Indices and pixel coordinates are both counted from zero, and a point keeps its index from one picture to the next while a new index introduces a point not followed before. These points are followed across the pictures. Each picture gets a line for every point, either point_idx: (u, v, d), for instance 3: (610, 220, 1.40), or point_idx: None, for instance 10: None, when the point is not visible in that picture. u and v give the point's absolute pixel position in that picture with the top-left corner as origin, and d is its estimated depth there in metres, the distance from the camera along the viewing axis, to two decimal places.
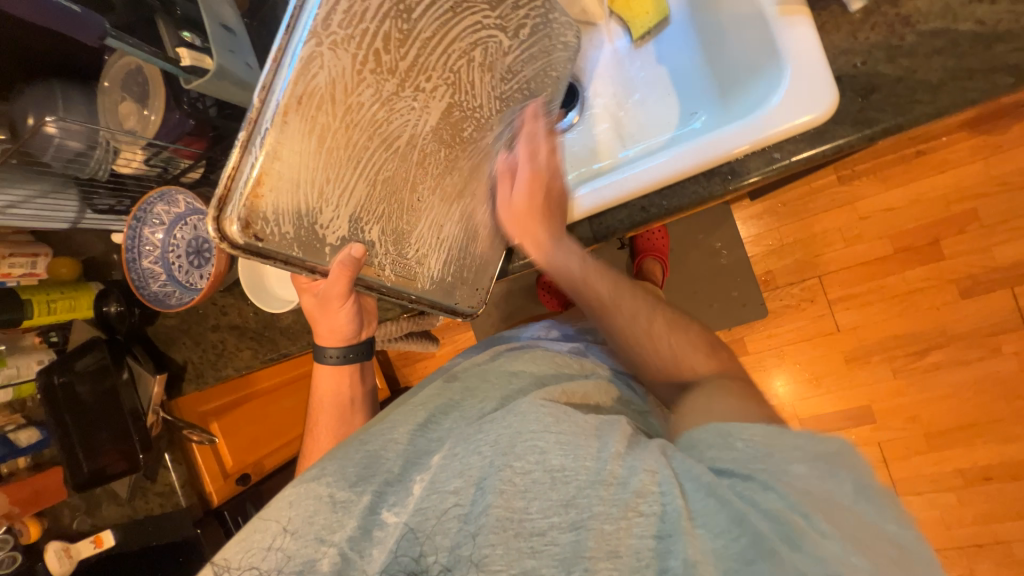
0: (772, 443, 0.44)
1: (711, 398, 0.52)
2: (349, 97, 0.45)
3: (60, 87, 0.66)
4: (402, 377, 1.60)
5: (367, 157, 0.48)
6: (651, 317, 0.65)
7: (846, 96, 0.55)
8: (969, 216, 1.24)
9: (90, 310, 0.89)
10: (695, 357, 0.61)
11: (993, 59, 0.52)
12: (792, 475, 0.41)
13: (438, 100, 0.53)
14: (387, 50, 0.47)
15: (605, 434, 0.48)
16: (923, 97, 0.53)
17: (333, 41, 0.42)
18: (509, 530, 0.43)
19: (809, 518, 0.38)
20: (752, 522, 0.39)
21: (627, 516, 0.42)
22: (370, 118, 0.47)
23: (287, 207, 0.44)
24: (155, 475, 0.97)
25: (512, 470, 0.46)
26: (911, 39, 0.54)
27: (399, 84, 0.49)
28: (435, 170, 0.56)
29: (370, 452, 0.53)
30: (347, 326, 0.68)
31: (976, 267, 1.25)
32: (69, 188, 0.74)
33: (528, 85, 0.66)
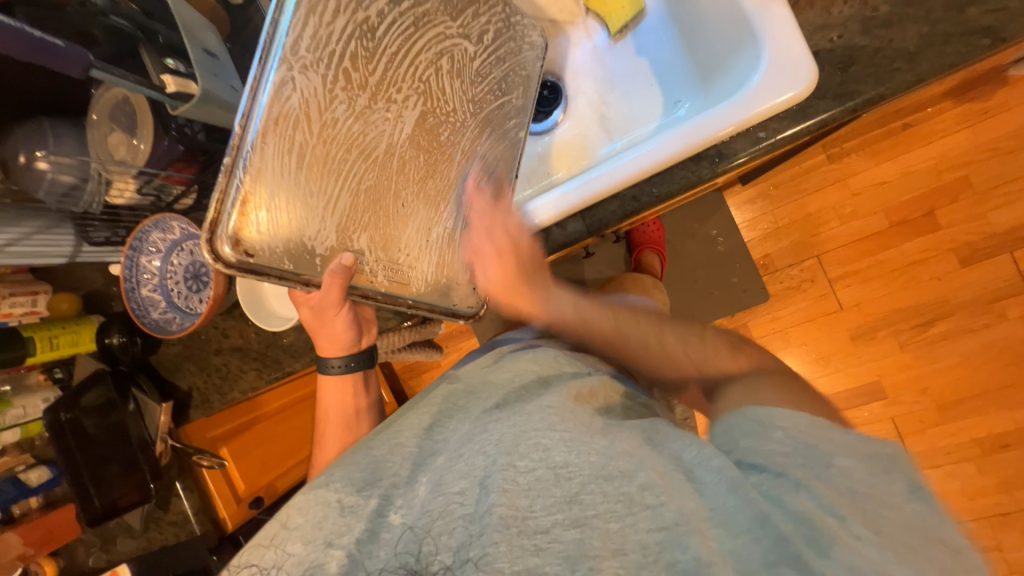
0: (810, 436, 0.43)
1: (745, 394, 0.51)
2: (322, 114, 0.47)
3: (50, 124, 0.66)
4: (410, 389, 1.60)
5: (346, 169, 0.49)
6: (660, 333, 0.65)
7: (825, 71, 0.56)
8: (963, 184, 1.25)
9: (93, 343, 0.89)
10: (717, 360, 0.59)
11: (967, 23, 0.52)
12: (838, 471, 0.41)
13: (412, 109, 0.53)
14: (354, 67, 0.48)
15: (621, 431, 0.49)
16: (902, 65, 0.53)
17: (302, 66, 0.45)
18: (513, 529, 0.42)
19: (845, 521, 0.38)
20: (775, 522, 0.39)
21: (633, 510, 0.42)
22: (346, 133, 0.49)
23: (275, 224, 0.46)
24: (167, 505, 0.97)
25: (516, 469, 0.45)
26: (884, 10, 0.54)
27: (372, 96, 0.50)
28: (416, 176, 0.55)
29: (376, 458, 0.53)
30: (346, 335, 0.68)
31: (974, 235, 1.25)
32: (65, 223, 0.75)
33: (501, 86, 0.63)
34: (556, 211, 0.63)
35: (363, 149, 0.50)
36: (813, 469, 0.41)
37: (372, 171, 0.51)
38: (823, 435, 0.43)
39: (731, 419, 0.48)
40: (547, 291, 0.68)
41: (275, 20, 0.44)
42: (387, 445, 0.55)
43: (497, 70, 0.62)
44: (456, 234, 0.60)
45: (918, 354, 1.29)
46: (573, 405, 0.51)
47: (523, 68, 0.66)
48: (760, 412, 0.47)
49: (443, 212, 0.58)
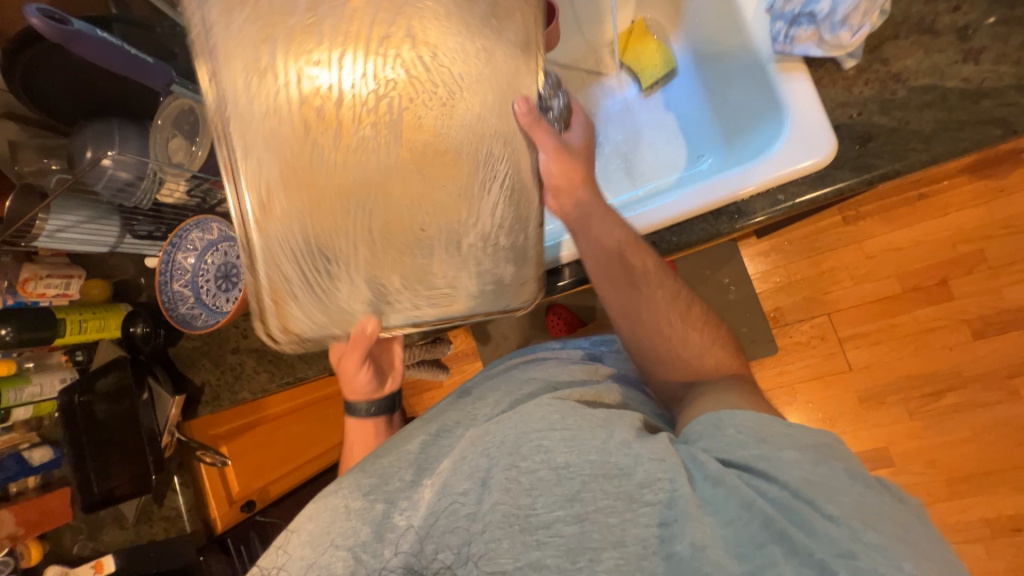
0: (759, 431, 0.46)
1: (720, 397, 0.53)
2: (297, 158, 0.40)
3: (118, 125, 0.71)
4: (410, 406, 1.61)
5: (332, 192, 0.41)
6: (686, 304, 0.63)
7: (844, 144, 0.58)
8: (977, 258, 1.26)
9: (118, 330, 0.92)
10: (718, 353, 0.62)
11: (981, 113, 0.54)
12: (788, 462, 0.42)
13: (393, 112, 0.41)
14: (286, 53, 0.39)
15: (618, 424, 0.48)
16: (917, 145, 0.55)
17: (255, 115, 0.39)
18: (515, 526, 0.44)
19: (814, 503, 0.40)
20: (759, 507, 0.40)
21: (632, 506, 0.43)
22: (330, 164, 0.40)
23: (308, 300, 0.44)
24: (162, 500, 0.97)
25: (518, 469, 0.46)
26: (902, 94, 0.56)
27: (313, 79, 0.39)
28: (415, 176, 0.42)
29: (384, 465, 0.53)
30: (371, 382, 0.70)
31: (986, 309, 1.25)
32: (112, 215, 0.79)
33: (493, 21, 0.43)
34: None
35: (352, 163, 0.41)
36: (768, 458, 0.43)
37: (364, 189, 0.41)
38: (769, 425, 0.46)
39: (692, 426, 0.50)
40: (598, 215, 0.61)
41: (210, 81, 0.38)
42: (396, 451, 0.55)
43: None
44: (490, 239, 0.46)
45: (927, 423, 1.27)
46: (573, 403, 0.52)
47: None
48: (732, 411, 0.48)
49: (459, 216, 0.44)
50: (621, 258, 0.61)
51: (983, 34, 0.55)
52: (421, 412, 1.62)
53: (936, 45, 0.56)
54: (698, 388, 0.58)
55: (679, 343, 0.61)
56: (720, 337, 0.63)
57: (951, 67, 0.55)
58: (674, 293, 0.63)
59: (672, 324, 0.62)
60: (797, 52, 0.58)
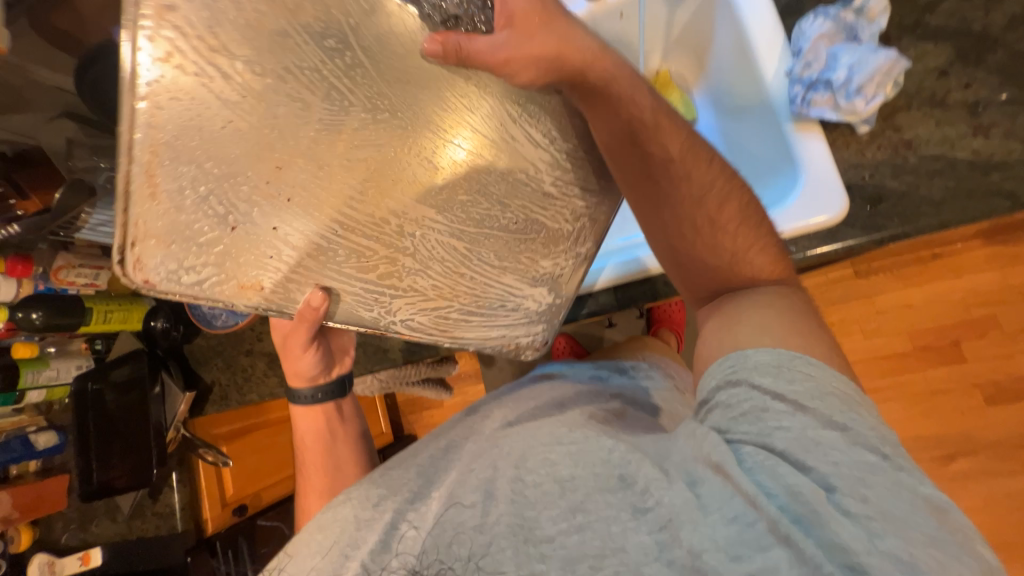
0: (788, 382, 0.43)
1: (755, 326, 0.47)
2: (399, 279, 0.50)
3: None
4: (408, 423, 1.61)
5: (424, 276, 0.50)
6: (725, 199, 0.53)
7: (856, 203, 0.60)
8: (990, 322, 1.24)
9: (139, 323, 0.95)
10: (756, 257, 0.53)
11: (989, 184, 0.56)
12: (824, 448, 0.40)
13: (374, 192, 0.46)
14: (233, 251, 0.42)
15: (625, 437, 0.48)
16: (927, 210, 0.57)
17: (367, 292, 0.49)
18: (519, 536, 0.43)
19: (834, 496, 0.38)
20: (763, 504, 0.39)
21: (635, 515, 0.41)
22: (420, 256, 0.50)
23: (515, 319, 0.57)
24: (158, 495, 0.98)
25: (524, 481, 0.46)
26: (913, 160, 0.59)
27: (256, 243, 0.43)
28: (445, 171, 0.49)
29: (393, 477, 0.52)
30: (311, 365, 0.66)
31: (1001, 374, 1.24)
32: None
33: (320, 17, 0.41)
34: (617, 275, 0.69)
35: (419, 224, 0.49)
36: (803, 446, 0.40)
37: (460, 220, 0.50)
38: (785, 366, 0.43)
39: (709, 371, 0.48)
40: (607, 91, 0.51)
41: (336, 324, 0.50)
42: (409, 462, 0.54)
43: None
44: (559, 156, 0.54)
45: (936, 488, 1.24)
46: (577, 417, 0.52)
47: None
48: (745, 349, 0.46)
49: (526, 175, 0.52)
50: (642, 140, 0.52)
51: (992, 112, 0.57)
52: (418, 430, 1.61)
53: (947, 118, 0.58)
54: (725, 302, 0.52)
55: (706, 249, 0.53)
56: (761, 236, 0.54)
57: (961, 139, 0.58)
58: (712, 184, 0.53)
59: (697, 228, 0.53)
60: (814, 114, 0.60)
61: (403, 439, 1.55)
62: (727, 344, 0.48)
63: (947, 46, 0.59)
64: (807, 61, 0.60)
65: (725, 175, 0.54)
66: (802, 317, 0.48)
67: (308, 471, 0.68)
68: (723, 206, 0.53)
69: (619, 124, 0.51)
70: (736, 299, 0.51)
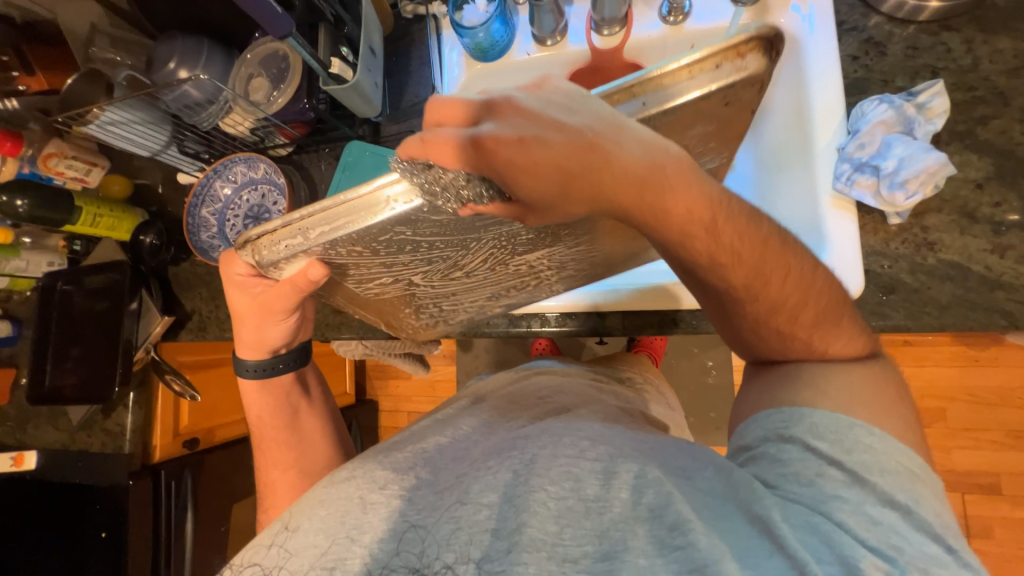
0: (844, 452, 0.39)
1: (811, 387, 0.44)
2: (534, 287, 0.63)
3: (208, 46, 0.73)
4: (372, 388, 1.60)
5: (558, 280, 0.63)
6: (797, 312, 0.44)
7: (869, 288, 0.62)
8: (939, 415, 1.31)
9: (127, 234, 0.88)
10: (836, 340, 0.45)
11: (992, 301, 0.59)
12: (876, 516, 0.37)
13: (504, 263, 0.53)
14: (457, 311, 0.65)
15: (653, 458, 0.44)
16: (931, 311, 0.60)
17: (509, 300, 0.66)
18: (542, 552, 0.38)
19: (897, 564, 0.35)
20: (813, 570, 0.34)
21: (662, 551, 0.38)
22: (550, 274, 0.60)
23: (611, 268, 0.66)
24: (110, 413, 0.93)
25: (546, 492, 0.41)
26: (931, 261, 0.61)
27: (468, 304, 0.64)
28: (563, 242, 0.51)
29: (398, 460, 0.49)
30: (282, 336, 0.60)
31: (937, 464, 1.30)
32: (165, 124, 0.77)
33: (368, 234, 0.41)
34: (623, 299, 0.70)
35: (528, 257, 0.53)
36: (867, 519, 0.37)
37: (572, 239, 0.52)
38: (841, 432, 0.40)
39: (756, 419, 0.45)
40: (654, 218, 0.41)
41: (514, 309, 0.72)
42: (412, 447, 0.51)
43: (282, 235, 0.42)
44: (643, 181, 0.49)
45: None
46: (606, 432, 0.48)
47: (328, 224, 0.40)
48: (802, 409, 0.42)
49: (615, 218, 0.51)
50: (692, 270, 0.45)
51: (1013, 234, 0.59)
52: (380, 397, 1.60)
53: (971, 229, 0.60)
54: (775, 370, 0.47)
55: (769, 350, 0.47)
56: (842, 321, 0.45)
57: (979, 254, 0.60)
58: (777, 302, 0.44)
59: (762, 332, 0.46)
60: (853, 195, 0.62)
61: (364, 403, 1.54)
62: (781, 401, 0.45)
63: (989, 161, 0.61)
64: (862, 143, 0.62)
65: (801, 279, 0.44)
66: (870, 383, 0.43)
67: (259, 428, 0.65)
68: (797, 316, 0.44)
69: (665, 248, 0.44)
70: (789, 366, 0.46)
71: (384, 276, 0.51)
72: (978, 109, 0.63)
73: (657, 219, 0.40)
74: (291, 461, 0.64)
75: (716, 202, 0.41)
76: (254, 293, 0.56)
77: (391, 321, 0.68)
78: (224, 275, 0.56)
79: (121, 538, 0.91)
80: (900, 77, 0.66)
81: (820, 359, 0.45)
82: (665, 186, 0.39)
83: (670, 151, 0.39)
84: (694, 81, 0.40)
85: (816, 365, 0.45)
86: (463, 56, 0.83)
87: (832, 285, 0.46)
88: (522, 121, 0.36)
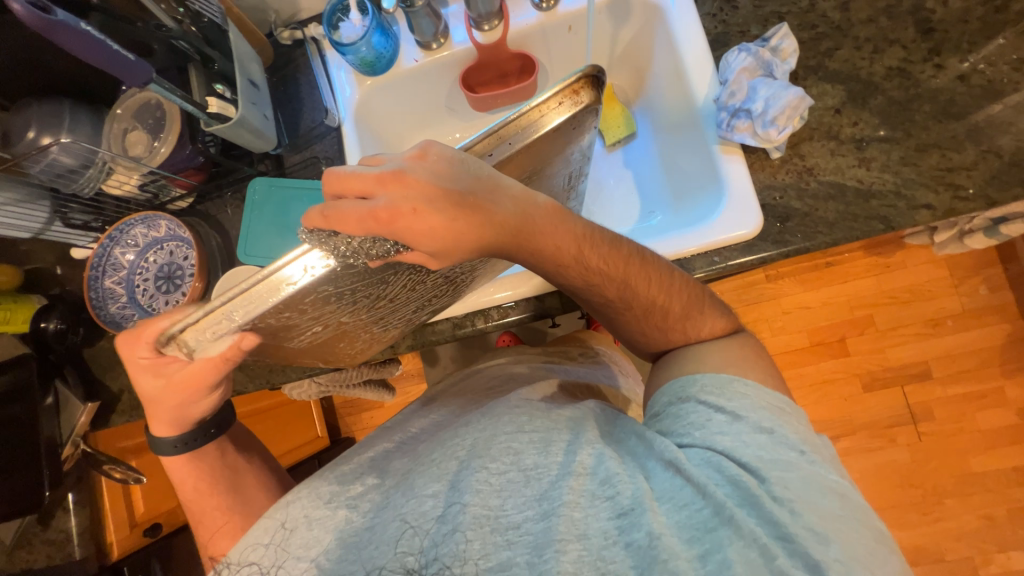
0: (724, 399, 0.45)
1: (692, 357, 0.52)
2: (456, 287, 0.64)
3: (69, 108, 0.69)
4: (345, 426, 1.55)
5: (478, 274, 0.64)
6: (666, 309, 0.53)
7: (768, 221, 0.67)
8: (869, 321, 1.44)
9: (26, 325, 0.79)
10: (702, 321, 0.54)
11: (869, 210, 0.65)
12: (752, 441, 0.42)
13: (425, 282, 0.53)
14: (385, 335, 0.66)
15: (586, 423, 0.47)
16: (822, 230, 0.65)
17: (432, 305, 0.66)
18: (485, 528, 0.38)
19: (765, 484, 0.39)
20: (711, 489, 0.39)
21: (595, 501, 0.40)
22: (470, 276, 0.61)
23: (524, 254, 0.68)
24: (49, 520, 0.85)
25: (488, 470, 0.41)
26: (813, 185, 0.67)
27: (394, 328, 0.65)
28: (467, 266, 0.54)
29: (345, 471, 0.47)
30: (206, 410, 0.54)
31: (876, 366, 1.43)
32: (42, 200, 0.71)
33: (290, 308, 0.41)
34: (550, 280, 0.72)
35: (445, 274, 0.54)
36: (733, 437, 0.43)
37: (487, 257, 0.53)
38: (726, 386, 0.46)
39: (661, 390, 0.51)
40: (537, 253, 0.48)
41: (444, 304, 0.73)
42: (358, 456, 0.50)
43: (208, 321, 0.40)
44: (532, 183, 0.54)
45: None
46: (543, 406, 0.49)
47: (249, 310, 0.39)
48: (695, 374, 0.48)
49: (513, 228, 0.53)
50: (583, 288, 0.52)
51: (873, 148, 0.66)
52: (356, 432, 1.55)
53: (839, 150, 0.67)
54: (670, 355, 0.55)
55: (654, 341, 0.56)
56: (704, 308, 0.54)
57: (850, 170, 0.66)
58: (655, 301, 0.53)
59: (647, 330, 0.55)
60: (736, 139, 0.67)
61: (340, 443, 1.48)
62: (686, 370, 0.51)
63: (841, 88, 0.68)
64: (732, 91, 0.67)
65: (662, 283, 0.52)
66: (736, 346, 0.53)
67: (197, 503, 0.55)
68: (668, 312, 0.53)
69: (548, 269, 0.50)
70: (688, 348, 0.54)
71: (312, 336, 0.52)
72: (823, 44, 0.70)
73: (535, 254, 0.48)
74: None
75: (580, 237, 0.48)
76: (166, 372, 0.49)
77: (329, 356, 0.65)
78: (129, 362, 0.49)
79: None
80: (754, 26, 0.72)
81: (698, 341, 0.54)
82: (544, 233, 0.46)
83: (538, 201, 0.46)
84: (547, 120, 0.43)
85: (693, 346, 0.54)
86: (351, 72, 0.80)
87: (690, 283, 0.54)
88: (410, 190, 0.39)
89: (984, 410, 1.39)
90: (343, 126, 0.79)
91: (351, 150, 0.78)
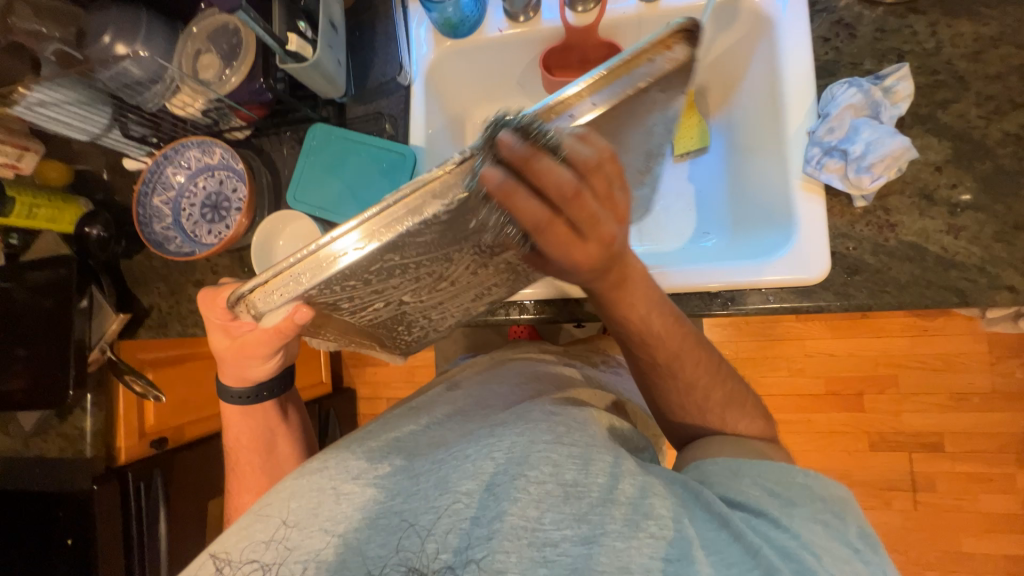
0: (777, 485, 0.44)
1: (731, 443, 0.51)
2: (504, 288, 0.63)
3: (147, 19, 0.68)
4: (348, 376, 1.57)
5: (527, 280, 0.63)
6: (710, 389, 0.54)
7: (835, 270, 0.64)
8: (892, 380, 1.39)
9: (70, 226, 0.81)
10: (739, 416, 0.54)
11: (946, 280, 0.61)
12: (809, 529, 0.41)
13: (484, 272, 0.53)
14: (428, 327, 0.66)
15: (623, 451, 0.45)
16: (891, 290, 0.62)
17: (479, 302, 0.65)
18: (523, 540, 0.39)
19: (819, 559, 0.39)
20: (765, 554, 0.38)
21: (637, 533, 0.39)
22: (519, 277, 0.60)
23: None
24: (66, 416, 0.89)
25: (528, 479, 0.41)
26: (893, 243, 0.63)
27: (437, 322, 0.65)
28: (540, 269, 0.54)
29: (371, 448, 0.48)
30: (263, 373, 0.60)
31: (887, 426, 1.40)
32: (103, 105, 0.69)
33: (354, 276, 0.40)
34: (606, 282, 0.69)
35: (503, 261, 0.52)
36: (781, 506, 0.43)
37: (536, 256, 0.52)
38: (789, 479, 0.44)
39: (714, 459, 0.48)
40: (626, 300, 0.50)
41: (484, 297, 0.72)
42: (384, 434, 0.50)
43: (277, 284, 0.40)
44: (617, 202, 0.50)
45: None
46: (579, 416, 0.48)
47: (317, 273, 0.39)
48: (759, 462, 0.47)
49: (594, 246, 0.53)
50: (640, 342, 0.53)
51: (966, 216, 0.62)
52: (357, 384, 1.58)
53: (929, 211, 0.63)
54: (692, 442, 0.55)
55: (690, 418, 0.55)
56: (745, 405, 0.55)
57: (936, 235, 0.62)
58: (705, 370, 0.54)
59: (685, 405, 0.55)
60: (823, 178, 0.63)
61: (342, 391, 1.51)
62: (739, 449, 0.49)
63: (947, 145, 0.63)
64: (831, 126, 0.63)
65: (710, 368, 0.54)
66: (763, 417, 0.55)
67: None
68: (711, 394, 0.54)
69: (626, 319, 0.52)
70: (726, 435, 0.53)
71: (364, 316, 0.52)
72: (939, 94, 0.65)
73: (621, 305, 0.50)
74: (270, 464, 0.65)
75: (656, 302, 0.51)
76: (236, 333, 0.57)
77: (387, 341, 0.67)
78: (207, 320, 0.58)
79: (88, 547, 0.85)
80: (869, 59, 0.67)
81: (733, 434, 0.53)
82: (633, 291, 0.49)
83: (639, 263, 0.49)
84: (610, 92, 0.39)
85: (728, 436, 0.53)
86: (432, 31, 0.77)
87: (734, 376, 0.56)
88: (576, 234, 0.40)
89: (990, 493, 1.35)
90: (413, 86, 0.77)
91: (417, 113, 0.76)
